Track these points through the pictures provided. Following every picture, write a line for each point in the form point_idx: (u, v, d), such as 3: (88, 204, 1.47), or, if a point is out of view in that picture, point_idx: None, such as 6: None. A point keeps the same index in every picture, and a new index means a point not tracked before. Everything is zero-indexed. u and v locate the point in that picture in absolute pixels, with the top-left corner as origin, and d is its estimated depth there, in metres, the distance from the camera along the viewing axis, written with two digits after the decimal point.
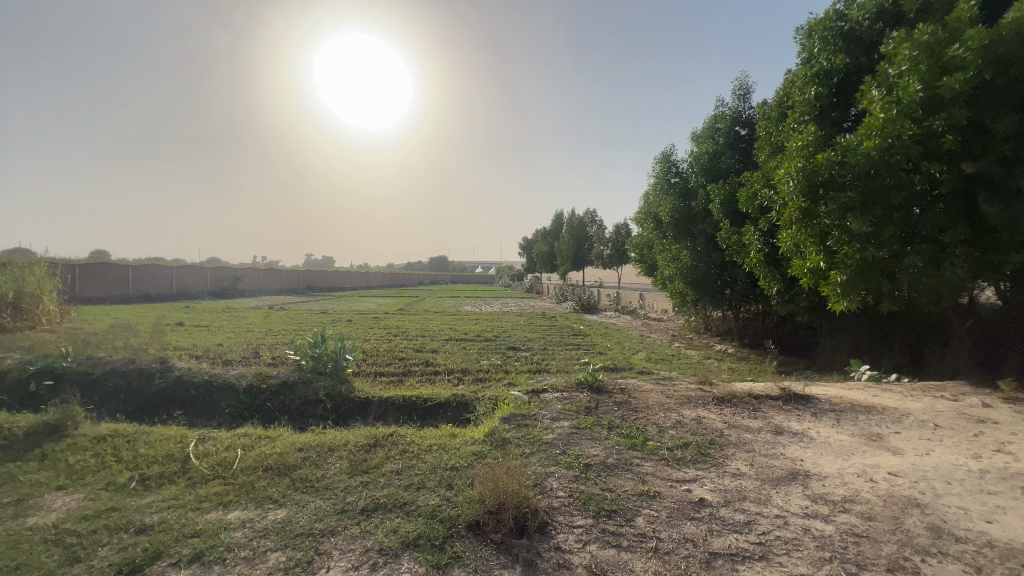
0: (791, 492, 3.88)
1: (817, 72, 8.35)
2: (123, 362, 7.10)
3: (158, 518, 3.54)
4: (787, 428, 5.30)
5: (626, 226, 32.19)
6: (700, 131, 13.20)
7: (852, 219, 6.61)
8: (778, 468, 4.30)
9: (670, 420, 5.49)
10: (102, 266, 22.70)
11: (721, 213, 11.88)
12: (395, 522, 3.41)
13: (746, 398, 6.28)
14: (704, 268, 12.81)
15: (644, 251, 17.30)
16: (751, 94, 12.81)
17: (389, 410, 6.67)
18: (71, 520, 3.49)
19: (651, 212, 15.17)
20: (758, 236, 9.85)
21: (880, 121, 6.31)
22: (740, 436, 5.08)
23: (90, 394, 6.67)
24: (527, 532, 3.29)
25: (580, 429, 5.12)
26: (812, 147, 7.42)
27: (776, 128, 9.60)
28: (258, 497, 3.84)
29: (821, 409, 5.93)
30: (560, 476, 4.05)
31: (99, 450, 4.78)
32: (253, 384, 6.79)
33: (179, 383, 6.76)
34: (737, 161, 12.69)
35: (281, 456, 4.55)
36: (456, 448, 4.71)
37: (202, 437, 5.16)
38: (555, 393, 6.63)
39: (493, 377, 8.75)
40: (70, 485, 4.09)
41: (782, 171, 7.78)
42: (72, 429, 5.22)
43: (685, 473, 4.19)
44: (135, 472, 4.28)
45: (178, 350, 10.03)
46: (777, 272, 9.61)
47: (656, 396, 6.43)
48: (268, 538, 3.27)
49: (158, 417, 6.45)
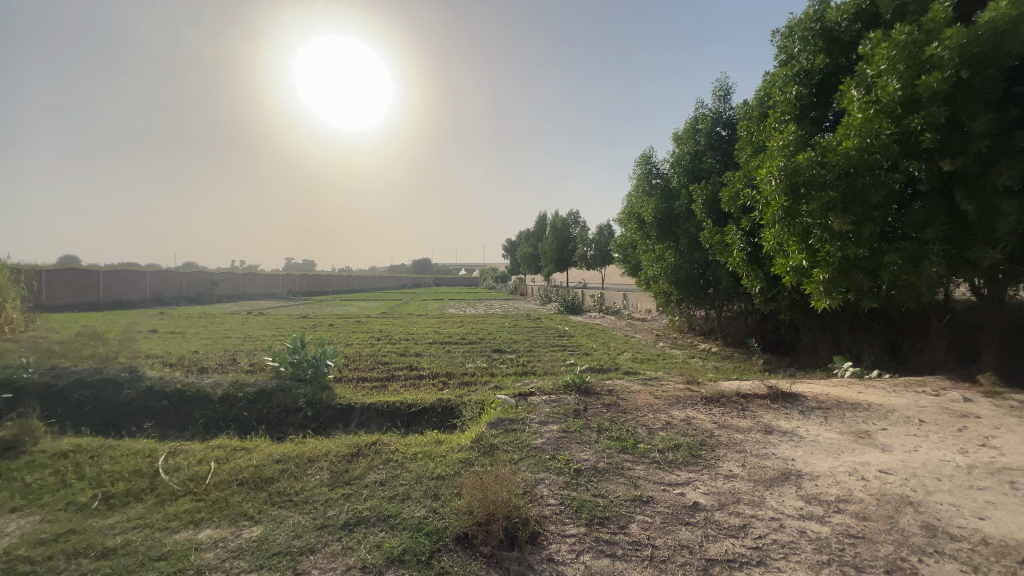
0: (785, 493, 3.82)
1: (797, 72, 8.44)
2: (89, 373, 6.73)
3: (122, 540, 3.30)
4: (777, 428, 5.27)
5: (609, 227, 32.21)
6: (683, 133, 13.27)
7: (833, 217, 6.65)
8: (770, 469, 4.25)
9: (660, 421, 5.42)
10: (72, 273, 21.89)
11: (704, 212, 11.92)
12: (379, 537, 3.24)
13: (733, 398, 6.25)
14: (687, 268, 12.86)
15: (627, 252, 17.31)
16: (731, 94, 12.93)
17: (372, 417, 6.48)
18: (25, 546, 3.23)
19: (633, 213, 15.21)
20: (740, 235, 9.88)
21: (858, 121, 6.38)
22: (731, 436, 5.03)
23: (53, 406, 6.31)
24: (518, 544, 3.15)
25: (570, 432, 5.01)
26: (792, 146, 7.45)
27: (758, 128, 9.66)
28: (232, 514, 3.62)
29: (808, 407, 5.93)
30: (551, 483, 3.92)
31: (59, 468, 4.47)
32: (229, 393, 6.50)
33: (149, 394, 6.44)
34: (718, 161, 12.77)
35: (257, 469, 4.32)
36: (442, 455, 4.55)
37: (173, 450, 4.89)
38: (543, 396, 6.50)
39: (479, 381, 8.61)
40: (26, 507, 3.80)
41: (764, 171, 7.81)
42: (31, 446, 4.89)
43: (677, 476, 4.11)
44: (99, 490, 4.02)
45: (151, 358, 9.62)
46: (759, 271, 9.66)
47: (645, 397, 6.35)
48: (242, 559, 3.07)
49: (127, 430, 6.12)
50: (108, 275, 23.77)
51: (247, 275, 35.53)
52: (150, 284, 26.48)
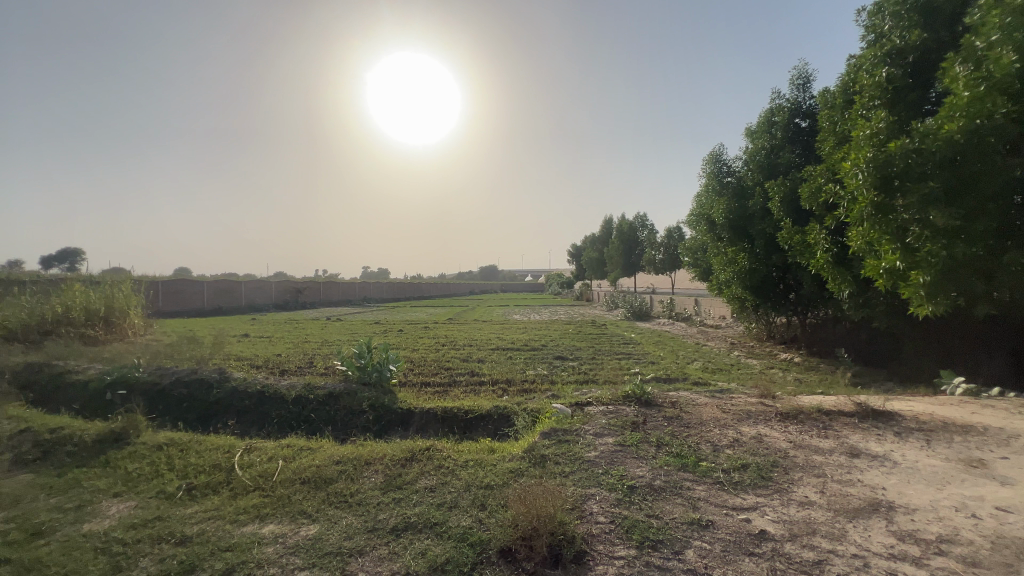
0: (873, 527, 3.36)
1: (888, 51, 7.51)
2: (187, 373, 7.49)
3: (198, 529, 3.60)
4: (866, 451, 4.68)
5: (678, 229, 30.68)
6: (756, 126, 12.36)
7: (935, 212, 5.73)
8: (856, 498, 3.77)
9: (726, 438, 5.01)
10: (179, 283, 24.70)
11: (782, 211, 10.93)
12: (425, 543, 3.27)
13: (814, 415, 5.66)
14: (764, 271, 11.88)
15: (697, 256, 16.36)
16: (811, 82, 11.91)
17: (430, 423, 6.58)
18: (120, 529, 3.62)
19: (704, 215, 14.50)
20: (825, 235, 8.92)
21: (965, 99, 5.50)
22: (809, 458, 4.54)
23: (155, 403, 7.05)
24: (562, 562, 3.04)
25: (625, 446, 4.78)
26: (883, 134, 6.53)
27: (843, 117, 8.74)
28: (293, 511, 3.82)
29: (906, 428, 5.23)
30: (601, 499, 3.75)
31: (155, 459, 4.99)
32: (301, 394, 6.94)
33: (235, 394, 7.05)
34: (798, 155, 11.75)
35: (318, 469, 4.54)
36: (492, 464, 4.53)
37: (248, 447, 5.27)
38: (601, 406, 6.27)
39: (538, 389, 8.48)
40: (125, 493, 4.28)
41: (849, 164, 6.92)
42: (134, 437, 5.50)
43: (742, 500, 3.76)
44: (183, 481, 4.43)
45: (240, 360, 10.53)
46: (847, 274, 8.61)
47: (711, 411, 5.92)
48: (297, 556, 3.21)
49: (214, 426, 6.71)
50: (211, 284, 26.49)
51: (329, 284, 38.30)
52: (246, 292, 29.23)
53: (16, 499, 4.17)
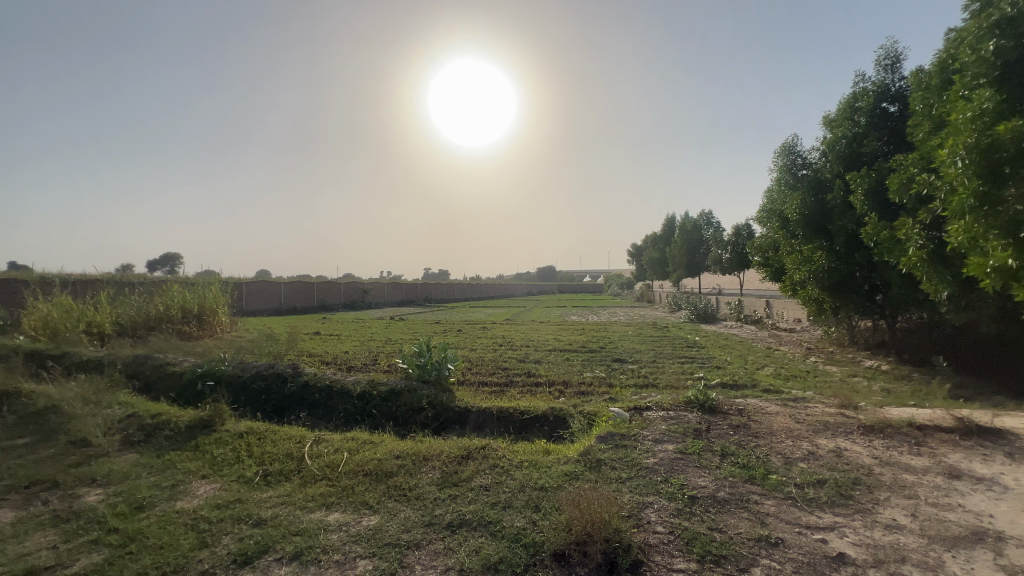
0: (976, 559, 2.98)
1: (997, 21, 6.62)
2: (265, 367, 8.10)
3: (272, 513, 3.87)
4: (969, 472, 4.16)
5: (747, 226, 28.98)
6: (836, 113, 11.41)
7: None
8: (955, 525, 3.35)
9: (801, 451, 4.64)
10: (261, 283, 26.85)
11: (866, 204, 9.99)
12: (479, 541, 3.30)
13: (905, 429, 5.11)
14: (844, 271, 10.90)
15: (767, 254, 15.34)
16: (902, 61, 10.81)
17: (486, 421, 6.66)
18: (207, 508, 3.97)
19: (776, 211, 13.57)
20: (917, 231, 8.05)
21: None
22: (898, 476, 4.10)
23: (238, 394, 7.69)
24: (617, 571, 2.95)
25: (687, 454, 4.56)
26: (987, 117, 5.80)
27: (939, 98, 7.84)
28: (356, 502, 4.01)
29: (1020, 448, 4.59)
30: (660, 508, 3.60)
31: (236, 445, 5.45)
32: (365, 390, 7.27)
33: (306, 387, 7.53)
34: (886, 143, 10.70)
35: (380, 463, 4.73)
36: (547, 466, 4.50)
37: (317, 439, 5.60)
38: (660, 411, 6.04)
39: (595, 392, 8.33)
40: (211, 475, 4.70)
41: (946, 151, 6.21)
42: (220, 424, 6.03)
43: (819, 519, 3.47)
44: (260, 467, 4.79)
45: (312, 357, 11.22)
46: (946, 273, 7.72)
47: (783, 420, 5.52)
48: (359, 544, 3.36)
49: (288, 417, 7.20)
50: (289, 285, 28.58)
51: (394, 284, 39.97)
52: (319, 292, 31.20)
53: (124, 475, 4.72)
